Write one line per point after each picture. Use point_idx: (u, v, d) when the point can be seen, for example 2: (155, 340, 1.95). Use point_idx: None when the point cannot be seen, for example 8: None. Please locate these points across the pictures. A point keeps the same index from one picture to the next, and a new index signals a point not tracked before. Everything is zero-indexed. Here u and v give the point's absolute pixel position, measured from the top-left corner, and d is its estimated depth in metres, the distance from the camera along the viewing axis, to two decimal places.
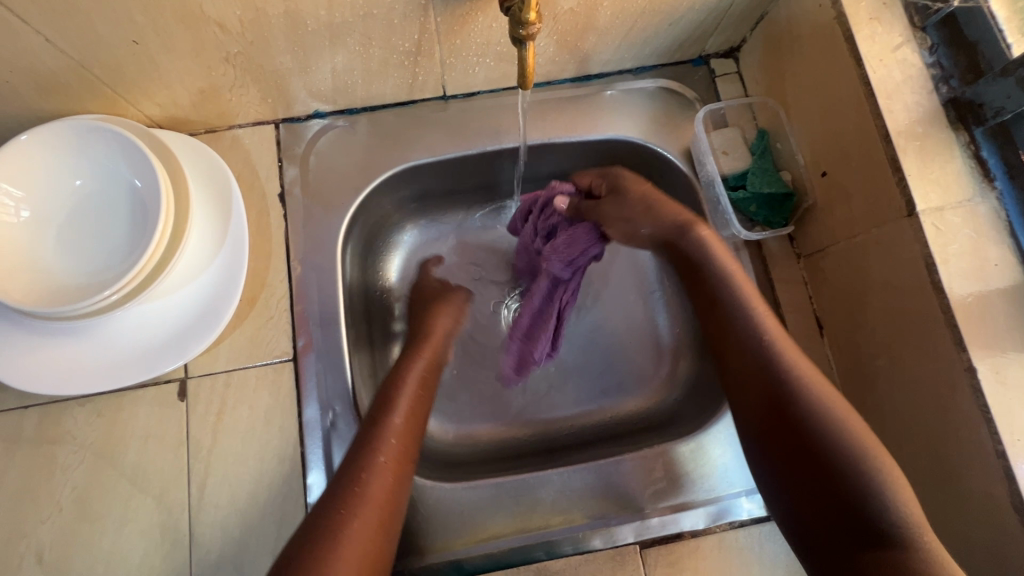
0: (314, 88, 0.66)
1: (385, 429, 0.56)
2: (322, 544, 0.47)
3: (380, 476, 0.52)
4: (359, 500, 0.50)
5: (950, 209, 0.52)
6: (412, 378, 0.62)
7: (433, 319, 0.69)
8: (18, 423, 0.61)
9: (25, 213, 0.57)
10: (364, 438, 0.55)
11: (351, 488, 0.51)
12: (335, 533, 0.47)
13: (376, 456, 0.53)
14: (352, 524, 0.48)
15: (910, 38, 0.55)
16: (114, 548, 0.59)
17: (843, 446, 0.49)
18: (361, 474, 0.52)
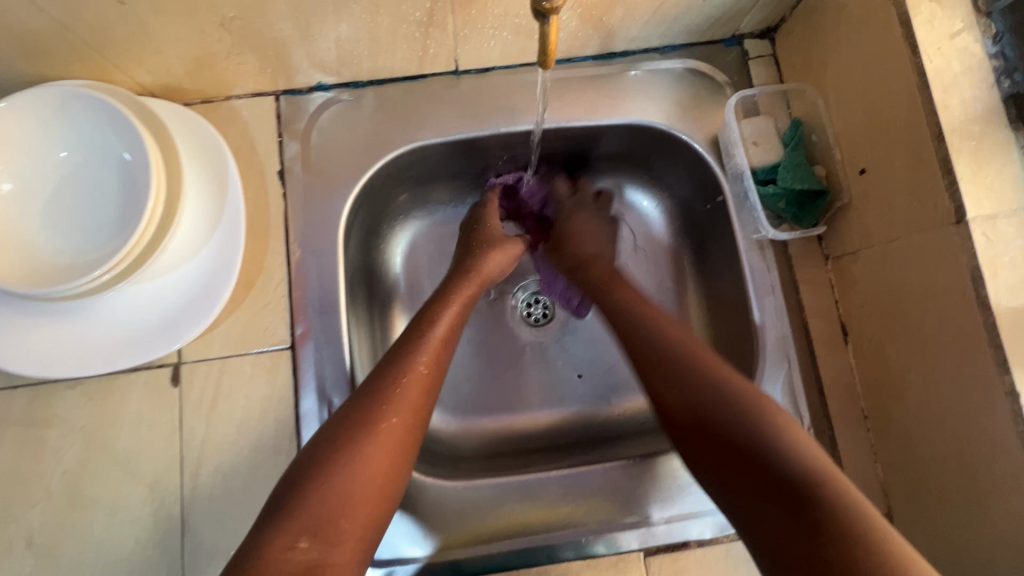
0: (317, 59, 0.61)
1: (412, 354, 0.54)
2: (351, 438, 0.48)
3: (413, 386, 0.52)
4: (380, 420, 0.50)
5: (1004, 217, 0.47)
6: (443, 323, 0.58)
7: (485, 258, 0.66)
8: (7, 404, 0.59)
9: (7, 185, 0.53)
10: (394, 358, 0.54)
11: (378, 402, 0.50)
12: (352, 444, 0.48)
13: (403, 380, 0.52)
14: (372, 442, 0.48)
15: (973, 24, 0.50)
16: (106, 534, 0.57)
17: (744, 434, 0.48)
18: (383, 394, 0.51)
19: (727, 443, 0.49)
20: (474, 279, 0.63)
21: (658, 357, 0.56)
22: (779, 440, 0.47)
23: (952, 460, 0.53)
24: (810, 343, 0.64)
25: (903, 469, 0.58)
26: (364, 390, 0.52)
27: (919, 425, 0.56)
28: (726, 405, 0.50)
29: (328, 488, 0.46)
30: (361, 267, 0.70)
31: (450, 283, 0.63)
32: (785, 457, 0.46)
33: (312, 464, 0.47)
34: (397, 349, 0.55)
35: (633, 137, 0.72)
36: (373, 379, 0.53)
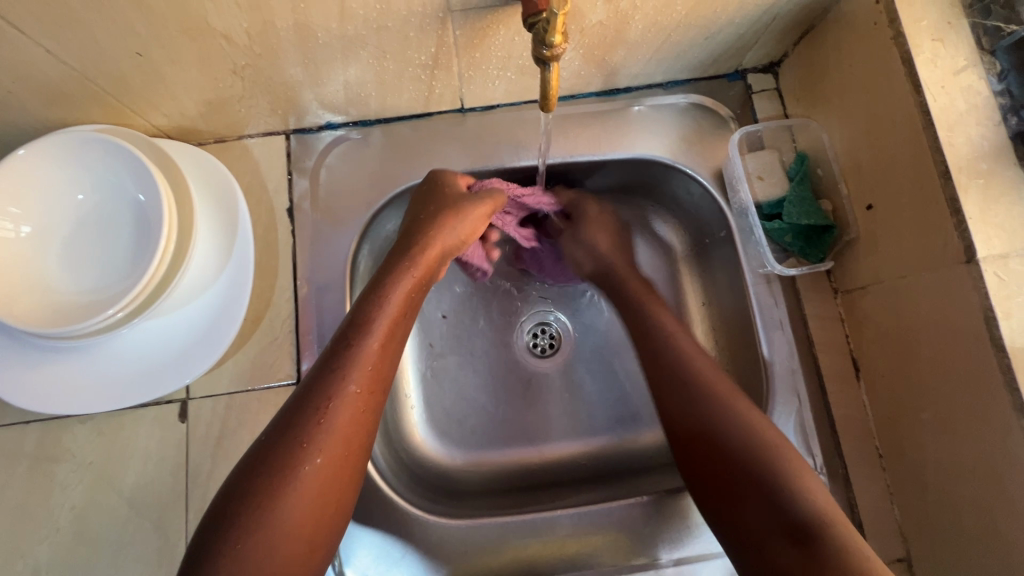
0: (326, 100, 0.63)
1: (343, 376, 0.48)
2: (282, 471, 0.44)
3: (348, 407, 0.48)
4: (310, 453, 0.45)
5: (1016, 257, 0.46)
6: (382, 324, 0.52)
7: (438, 228, 0.60)
8: (19, 439, 0.59)
9: (25, 229, 0.55)
10: (315, 389, 0.48)
11: (301, 434, 0.45)
12: (279, 484, 0.43)
13: (325, 409, 0.47)
14: (293, 487, 0.43)
15: (976, 62, 0.50)
16: (111, 571, 0.57)
17: (732, 441, 0.52)
18: (304, 427, 0.46)
19: (706, 449, 0.53)
20: (418, 271, 0.57)
21: (673, 364, 0.58)
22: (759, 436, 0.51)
23: (972, 507, 0.51)
24: (820, 379, 0.63)
25: (921, 511, 0.56)
26: (278, 425, 0.46)
27: (935, 466, 0.54)
28: (719, 408, 0.54)
29: (243, 557, 0.41)
30: None
31: (365, 309, 0.53)
32: (770, 462, 0.49)
33: (219, 518, 0.42)
34: (319, 373, 0.49)
35: (637, 171, 0.72)
36: (291, 412, 0.47)
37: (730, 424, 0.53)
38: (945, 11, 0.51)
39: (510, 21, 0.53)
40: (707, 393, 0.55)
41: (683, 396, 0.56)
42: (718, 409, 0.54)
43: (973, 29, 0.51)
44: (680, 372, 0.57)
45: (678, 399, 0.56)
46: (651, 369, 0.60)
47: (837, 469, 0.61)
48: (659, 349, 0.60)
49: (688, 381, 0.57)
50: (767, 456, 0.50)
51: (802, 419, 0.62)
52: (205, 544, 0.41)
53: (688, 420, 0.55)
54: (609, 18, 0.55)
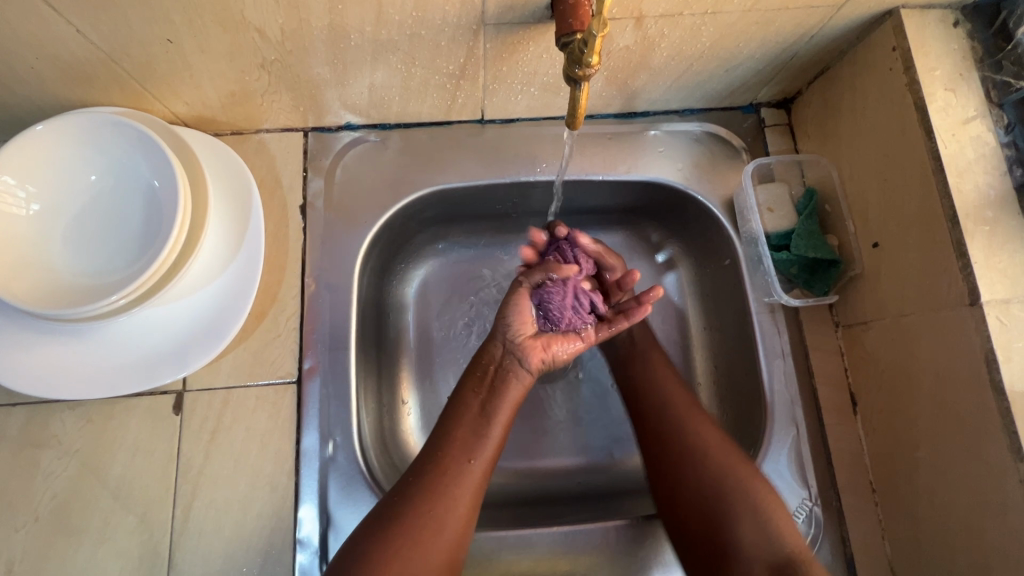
0: (349, 101, 0.63)
1: (455, 492, 0.53)
2: (392, 560, 0.48)
3: (453, 510, 0.52)
4: (418, 553, 0.49)
5: (1018, 303, 0.48)
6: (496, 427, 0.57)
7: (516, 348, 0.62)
8: (3, 421, 0.57)
9: (35, 206, 0.54)
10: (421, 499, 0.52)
11: (419, 524, 0.50)
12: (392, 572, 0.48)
13: (440, 513, 0.51)
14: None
15: (985, 113, 0.52)
16: (88, 567, 0.55)
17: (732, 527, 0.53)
18: (419, 527, 0.50)
19: (705, 523, 0.54)
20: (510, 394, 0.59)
21: (676, 452, 0.58)
22: (765, 512, 0.53)
23: (962, 548, 0.51)
24: (818, 411, 0.64)
25: (913, 548, 0.57)
26: (377, 538, 0.50)
27: (930, 505, 0.54)
28: (714, 489, 0.55)
29: None
30: (373, 303, 0.70)
31: (466, 408, 0.57)
32: (768, 532, 0.52)
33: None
34: (419, 489, 0.52)
35: (650, 194, 0.73)
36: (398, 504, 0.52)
37: (735, 506, 0.54)
38: (957, 63, 0.53)
39: (540, 39, 0.54)
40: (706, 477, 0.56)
41: (686, 478, 0.57)
42: (739, 499, 0.54)
43: (982, 82, 0.53)
44: (670, 463, 0.58)
45: (693, 482, 0.56)
46: (661, 465, 0.59)
47: (831, 501, 0.61)
48: (671, 445, 0.59)
49: (681, 469, 0.57)
50: (755, 534, 0.53)
51: (799, 448, 0.62)
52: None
53: (692, 507, 0.56)
54: (636, 44, 0.57)
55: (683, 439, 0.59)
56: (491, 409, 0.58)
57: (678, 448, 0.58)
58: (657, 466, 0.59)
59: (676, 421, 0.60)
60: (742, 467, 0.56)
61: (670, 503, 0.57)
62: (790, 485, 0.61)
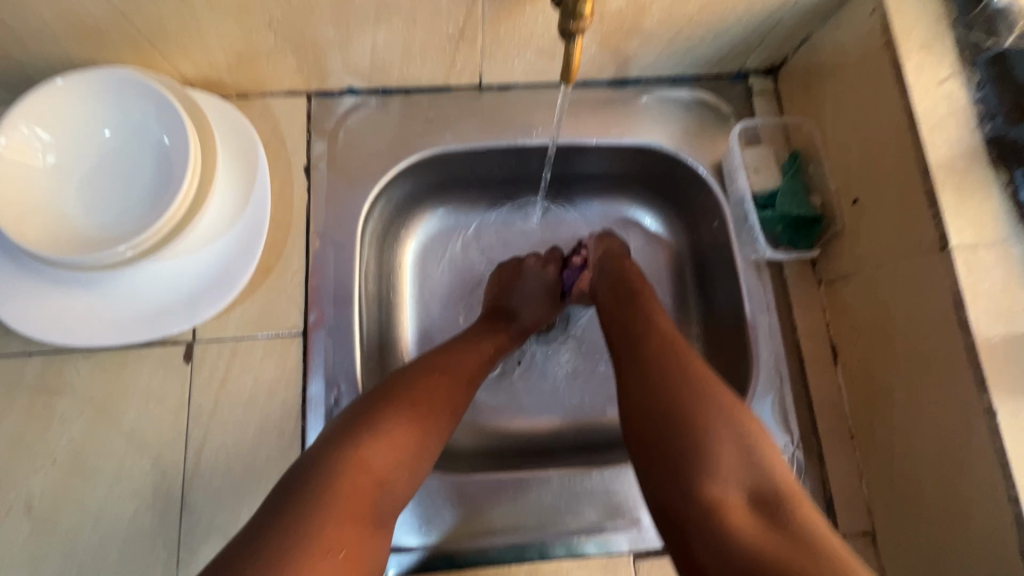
0: (351, 63, 0.65)
1: (445, 403, 0.54)
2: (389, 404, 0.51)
3: (452, 386, 0.56)
4: (413, 410, 0.51)
5: (984, 247, 0.51)
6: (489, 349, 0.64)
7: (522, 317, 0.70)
8: (20, 369, 0.60)
9: (51, 158, 0.56)
10: (422, 368, 0.56)
11: (417, 382, 0.54)
12: (389, 411, 0.50)
13: (438, 381, 0.55)
14: (399, 423, 0.49)
15: (958, 72, 0.55)
16: (105, 505, 0.57)
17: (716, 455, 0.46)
18: (417, 386, 0.53)
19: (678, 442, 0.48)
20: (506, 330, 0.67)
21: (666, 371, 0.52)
22: (753, 448, 0.47)
23: (931, 481, 0.55)
24: (801, 362, 0.67)
25: (887, 487, 0.60)
26: (352, 424, 0.48)
27: (902, 444, 0.58)
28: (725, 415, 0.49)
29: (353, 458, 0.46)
30: (375, 264, 0.73)
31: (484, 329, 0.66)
32: (746, 469, 0.46)
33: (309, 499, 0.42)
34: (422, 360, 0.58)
35: (641, 158, 0.76)
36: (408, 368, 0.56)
37: (705, 425, 0.48)
38: (932, 24, 0.56)
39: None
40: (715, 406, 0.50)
41: (667, 395, 0.50)
42: (737, 428, 0.48)
43: (956, 42, 0.56)
44: (659, 380, 0.52)
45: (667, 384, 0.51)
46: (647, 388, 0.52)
47: (812, 446, 0.65)
48: (664, 364, 0.53)
49: (663, 384, 0.51)
50: (729, 457, 0.46)
51: (782, 397, 0.66)
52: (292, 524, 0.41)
53: (672, 428, 0.48)
54: (628, 6, 0.59)
55: (679, 361, 0.53)
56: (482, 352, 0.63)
57: (679, 366, 0.53)
58: (635, 386, 0.53)
59: (668, 346, 0.55)
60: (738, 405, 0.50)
61: (640, 428, 0.50)
62: (773, 431, 0.64)
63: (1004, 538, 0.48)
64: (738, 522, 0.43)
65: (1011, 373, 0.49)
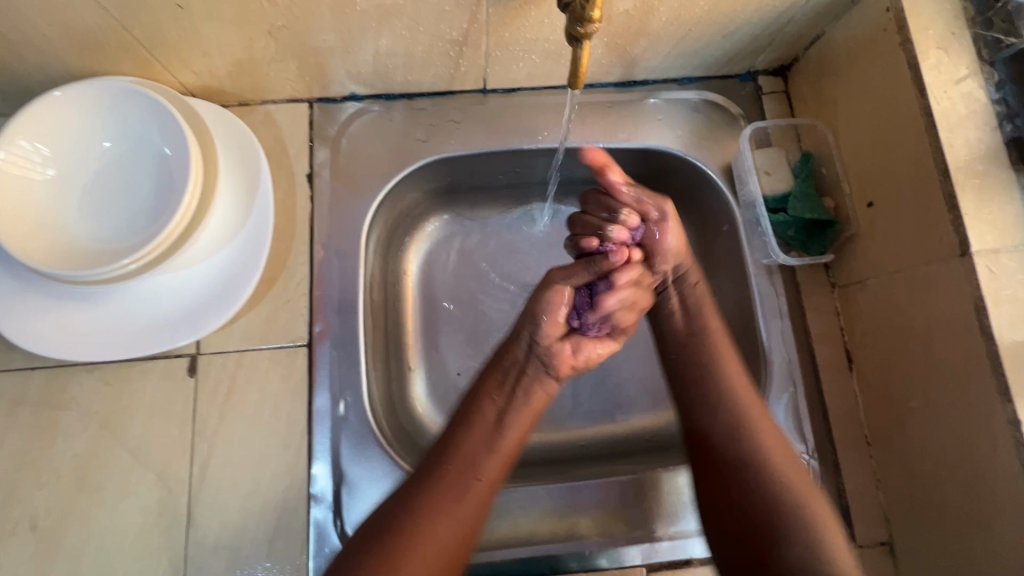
0: (353, 70, 0.64)
1: (441, 505, 0.52)
2: (392, 534, 0.50)
3: (472, 497, 0.53)
4: (410, 540, 0.50)
5: (1006, 252, 0.50)
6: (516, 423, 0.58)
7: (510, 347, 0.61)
8: (23, 384, 0.59)
9: (51, 171, 0.55)
10: (427, 482, 0.53)
11: (422, 500, 0.52)
12: (401, 539, 0.49)
13: (457, 494, 0.53)
14: (411, 554, 0.49)
15: (977, 71, 0.53)
16: (110, 522, 0.57)
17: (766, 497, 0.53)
18: (428, 503, 0.52)
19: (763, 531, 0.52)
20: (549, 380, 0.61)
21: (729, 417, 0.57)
22: (792, 493, 0.52)
23: (952, 492, 0.53)
24: (815, 369, 0.65)
25: (906, 497, 0.59)
26: (346, 558, 0.50)
27: (922, 455, 0.56)
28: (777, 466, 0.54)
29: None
30: (380, 272, 0.72)
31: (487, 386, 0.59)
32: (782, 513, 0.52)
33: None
34: (427, 470, 0.54)
35: (649, 162, 0.74)
36: (427, 478, 0.53)
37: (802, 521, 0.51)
38: (949, 21, 0.54)
39: (541, 3, 0.55)
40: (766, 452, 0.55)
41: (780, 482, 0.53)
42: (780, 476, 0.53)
43: (974, 40, 0.54)
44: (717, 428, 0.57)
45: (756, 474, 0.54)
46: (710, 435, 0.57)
47: (828, 454, 0.63)
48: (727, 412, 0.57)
49: (756, 468, 0.54)
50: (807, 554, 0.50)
51: (797, 405, 0.64)
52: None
53: (761, 520, 0.52)
54: (636, 8, 0.58)
55: (739, 408, 0.57)
56: (506, 421, 0.58)
57: (741, 424, 0.56)
58: (712, 432, 0.57)
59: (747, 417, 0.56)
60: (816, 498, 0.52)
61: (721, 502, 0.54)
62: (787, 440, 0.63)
63: None
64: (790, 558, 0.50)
65: None
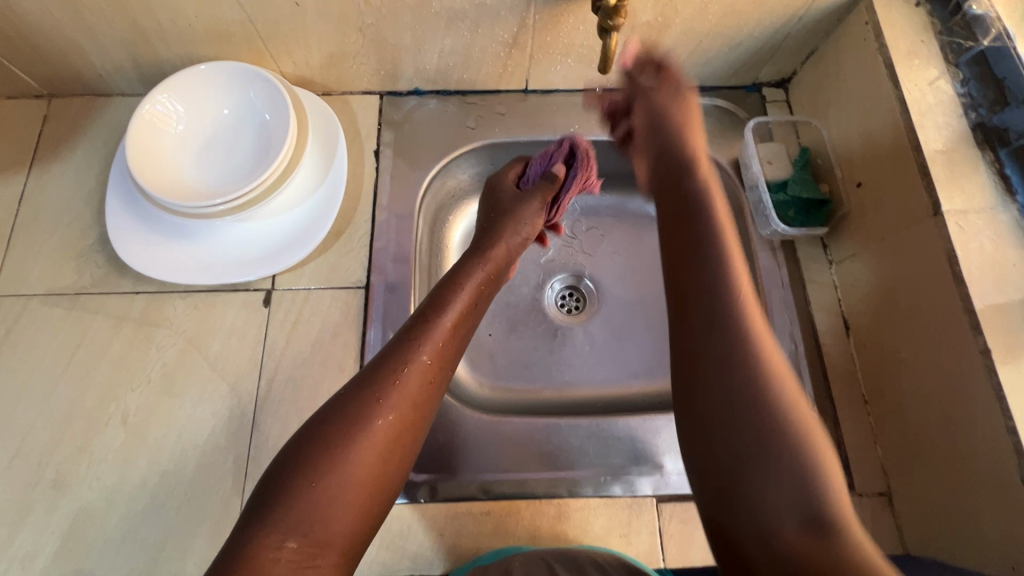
0: (420, 66, 0.78)
1: (381, 400, 0.49)
2: (342, 433, 0.47)
3: (414, 375, 0.52)
4: (352, 439, 0.47)
5: (973, 212, 0.58)
6: (455, 308, 0.58)
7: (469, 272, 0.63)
8: (128, 304, 0.70)
9: (180, 127, 0.69)
10: (373, 379, 0.51)
11: (373, 392, 0.50)
12: (350, 433, 0.47)
13: (400, 376, 0.51)
14: (358, 449, 0.46)
15: (945, 71, 0.64)
16: (187, 422, 0.66)
17: (780, 432, 0.41)
18: (380, 392, 0.50)
19: (747, 425, 0.41)
20: (487, 268, 0.65)
21: (695, 286, 0.47)
22: (794, 427, 0.41)
23: (942, 430, 0.58)
24: (815, 333, 0.72)
25: (902, 445, 0.63)
26: (301, 449, 0.46)
27: (913, 401, 0.62)
28: (766, 350, 0.44)
29: (302, 491, 0.44)
30: (427, 238, 0.83)
31: (443, 292, 0.60)
32: (786, 432, 0.41)
33: (259, 517, 0.43)
34: (370, 371, 0.51)
35: None
36: (371, 367, 0.52)
37: (765, 396, 0.42)
38: (918, 34, 0.66)
39: (579, 11, 0.69)
40: (756, 338, 0.44)
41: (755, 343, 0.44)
42: (759, 371, 0.43)
43: (942, 47, 0.65)
44: (702, 282, 0.47)
45: (720, 354, 0.44)
46: (680, 327, 0.47)
47: (828, 409, 0.69)
48: (701, 288, 0.47)
49: (733, 337, 0.44)
50: (770, 425, 0.41)
51: (798, 362, 0.71)
52: (249, 536, 0.43)
53: (746, 399, 0.42)
54: (655, 19, 0.70)
55: (732, 296, 0.46)
56: (449, 309, 0.58)
57: (718, 285, 0.46)
58: (713, 345, 0.44)
59: (723, 285, 0.46)
60: (779, 371, 0.43)
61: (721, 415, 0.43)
62: None
63: (1008, 469, 0.51)
64: (760, 490, 0.40)
65: (1003, 319, 0.54)
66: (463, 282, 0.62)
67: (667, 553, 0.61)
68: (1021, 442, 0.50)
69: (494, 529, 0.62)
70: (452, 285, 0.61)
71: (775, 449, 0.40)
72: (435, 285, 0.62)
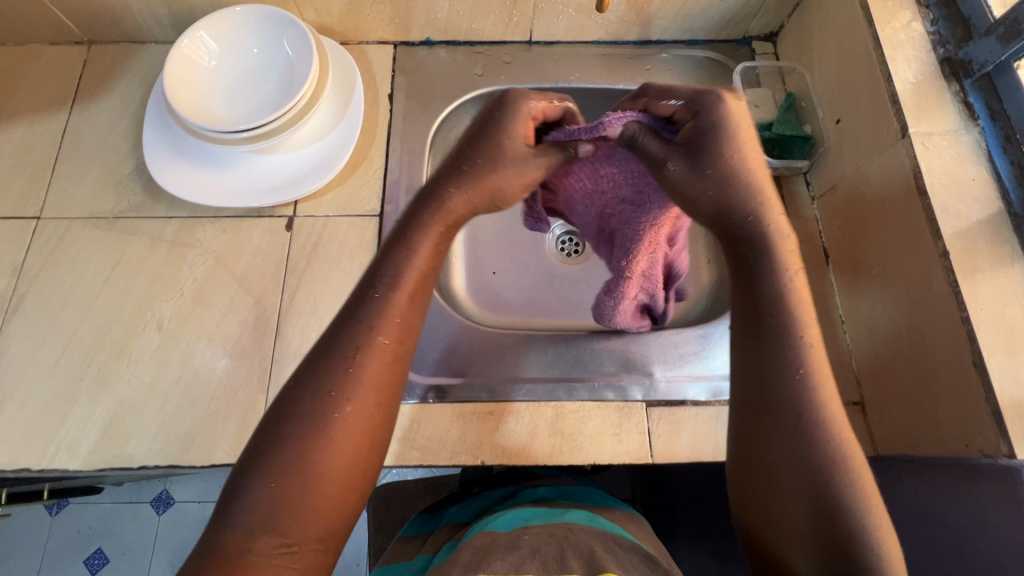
0: (431, 16, 0.84)
1: (338, 393, 0.44)
2: (303, 433, 0.43)
3: (375, 359, 0.46)
4: (308, 439, 0.43)
5: (939, 134, 0.63)
6: (410, 272, 0.49)
7: (424, 230, 0.51)
8: (162, 227, 0.76)
9: (212, 63, 0.76)
10: (326, 373, 0.45)
11: (327, 383, 0.45)
12: (309, 433, 0.43)
13: (356, 363, 0.45)
14: (320, 449, 0.43)
15: (915, 12, 0.69)
16: (216, 331, 0.72)
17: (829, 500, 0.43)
18: (335, 386, 0.45)
19: (803, 477, 0.43)
20: (443, 217, 0.52)
21: (760, 327, 0.47)
22: (834, 460, 0.43)
23: (908, 335, 0.63)
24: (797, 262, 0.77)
25: (873, 355, 0.68)
26: (259, 450, 0.43)
27: (883, 313, 0.67)
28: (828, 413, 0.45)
29: (269, 493, 0.42)
30: None
31: (390, 256, 0.49)
32: (837, 491, 0.43)
33: (224, 517, 0.41)
34: (319, 356, 0.46)
35: None
36: (319, 355, 0.46)
37: (822, 457, 0.43)
38: None
39: None
40: (818, 395, 0.45)
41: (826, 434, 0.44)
42: (816, 421, 0.44)
43: None
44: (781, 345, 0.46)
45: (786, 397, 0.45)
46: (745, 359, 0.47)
47: None
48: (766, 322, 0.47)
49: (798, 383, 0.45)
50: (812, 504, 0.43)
51: None
52: (217, 536, 0.41)
53: (808, 455, 0.43)
54: None
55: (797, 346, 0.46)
56: (402, 278, 0.49)
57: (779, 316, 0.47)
58: (774, 387, 0.45)
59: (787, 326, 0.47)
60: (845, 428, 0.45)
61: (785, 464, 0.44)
62: None
63: (963, 357, 0.56)
64: (797, 531, 0.43)
65: (961, 225, 0.59)
66: (416, 242, 0.51)
67: (654, 449, 0.67)
68: (973, 331, 0.56)
69: (496, 427, 0.68)
70: (400, 244, 0.50)
71: (816, 500, 0.43)
72: (382, 248, 0.51)
